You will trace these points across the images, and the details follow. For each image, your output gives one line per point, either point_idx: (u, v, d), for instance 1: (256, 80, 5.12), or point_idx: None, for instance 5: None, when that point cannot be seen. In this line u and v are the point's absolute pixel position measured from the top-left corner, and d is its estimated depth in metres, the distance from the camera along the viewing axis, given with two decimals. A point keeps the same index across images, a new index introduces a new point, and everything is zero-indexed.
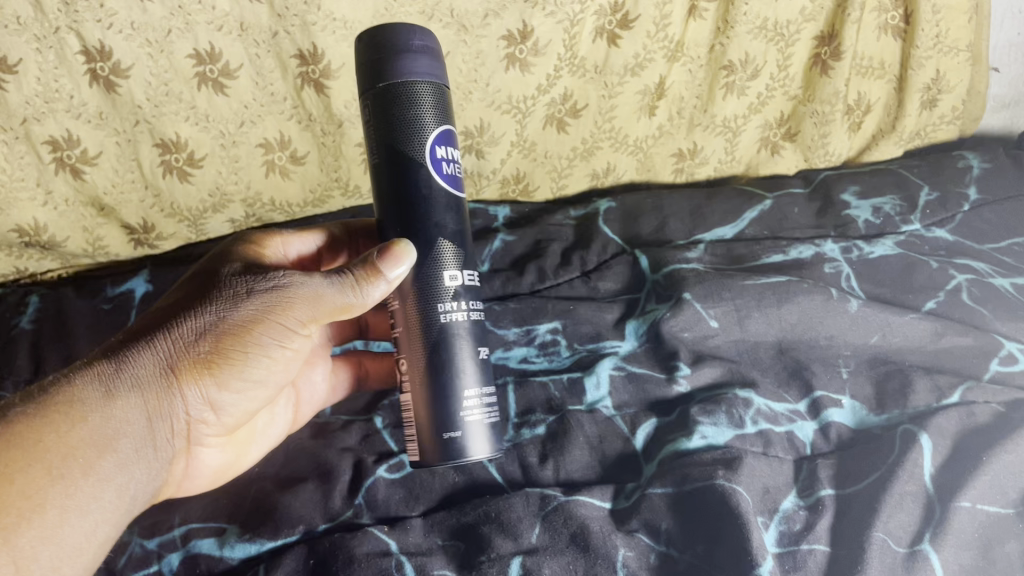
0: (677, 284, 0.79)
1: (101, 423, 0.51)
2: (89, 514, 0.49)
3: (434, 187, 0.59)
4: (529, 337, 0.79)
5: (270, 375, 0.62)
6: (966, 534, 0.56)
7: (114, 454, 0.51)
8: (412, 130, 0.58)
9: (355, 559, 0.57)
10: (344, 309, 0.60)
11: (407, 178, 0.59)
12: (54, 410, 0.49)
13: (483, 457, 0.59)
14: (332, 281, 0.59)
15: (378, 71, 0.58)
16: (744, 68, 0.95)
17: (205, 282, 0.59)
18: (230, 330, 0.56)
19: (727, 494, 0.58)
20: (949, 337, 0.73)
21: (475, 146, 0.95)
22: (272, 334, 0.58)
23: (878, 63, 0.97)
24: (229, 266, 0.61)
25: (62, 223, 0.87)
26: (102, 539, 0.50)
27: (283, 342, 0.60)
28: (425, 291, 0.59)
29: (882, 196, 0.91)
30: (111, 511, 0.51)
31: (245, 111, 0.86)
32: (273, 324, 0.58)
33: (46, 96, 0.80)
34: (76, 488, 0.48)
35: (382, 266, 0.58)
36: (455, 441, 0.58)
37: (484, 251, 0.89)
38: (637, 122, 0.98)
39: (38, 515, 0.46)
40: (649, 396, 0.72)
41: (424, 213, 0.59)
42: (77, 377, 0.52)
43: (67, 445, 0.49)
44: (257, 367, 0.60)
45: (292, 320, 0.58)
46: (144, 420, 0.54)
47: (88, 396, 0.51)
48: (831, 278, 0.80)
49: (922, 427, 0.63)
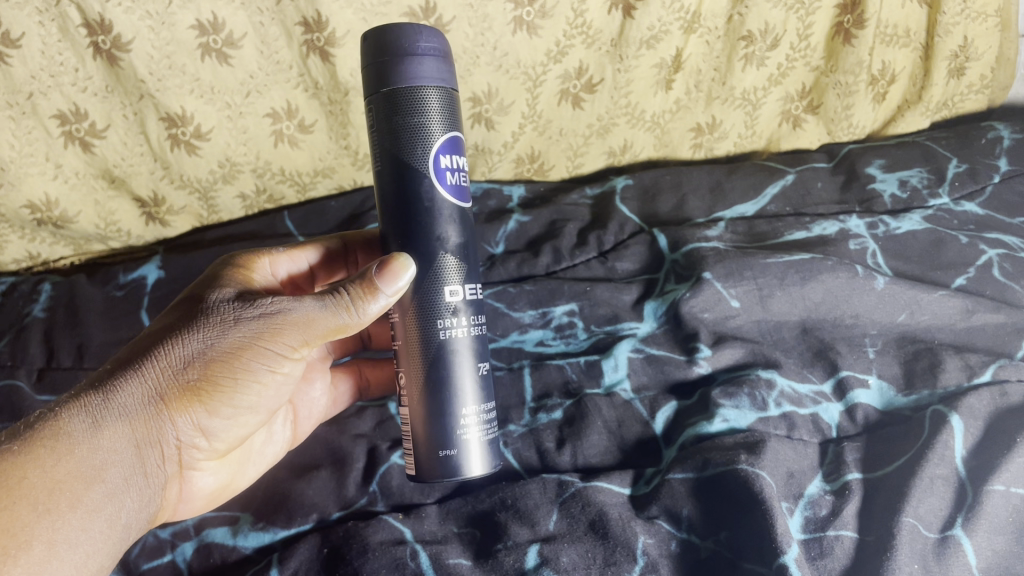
0: (697, 263, 0.77)
1: (88, 454, 0.50)
2: (79, 546, 0.48)
3: (438, 198, 0.57)
4: (545, 319, 0.77)
5: (262, 398, 0.59)
6: (1000, 519, 0.54)
7: (102, 485, 0.50)
8: (416, 138, 0.56)
9: (369, 547, 0.55)
10: (340, 330, 0.58)
11: (410, 189, 0.57)
12: (39, 445, 0.49)
13: (480, 474, 0.59)
14: (324, 302, 0.57)
15: (383, 75, 0.56)
16: (764, 39, 0.93)
17: (192, 307, 0.57)
18: (219, 357, 0.54)
19: (750, 479, 0.56)
20: (980, 315, 0.70)
21: (484, 115, 0.93)
22: (261, 360, 0.56)
23: (902, 31, 0.94)
24: (218, 291, 0.58)
25: (73, 197, 0.86)
26: (95, 568, 0.49)
27: (274, 366, 0.57)
28: (425, 306, 0.58)
29: (909, 169, 0.88)
30: (101, 541, 0.50)
31: (250, 81, 0.85)
32: (264, 350, 0.56)
33: (50, 69, 0.79)
34: (63, 521, 0.47)
35: (379, 282, 0.56)
36: (451, 458, 0.58)
37: (499, 231, 0.87)
38: (654, 96, 0.95)
39: (25, 552, 0.45)
40: (668, 378, 0.70)
41: (428, 227, 0.57)
42: (63, 409, 0.51)
43: (52, 480, 0.48)
44: (250, 392, 0.57)
45: (282, 344, 0.56)
46: (131, 449, 0.52)
47: (73, 429, 0.50)
48: (857, 255, 0.77)
49: (952, 408, 0.60)
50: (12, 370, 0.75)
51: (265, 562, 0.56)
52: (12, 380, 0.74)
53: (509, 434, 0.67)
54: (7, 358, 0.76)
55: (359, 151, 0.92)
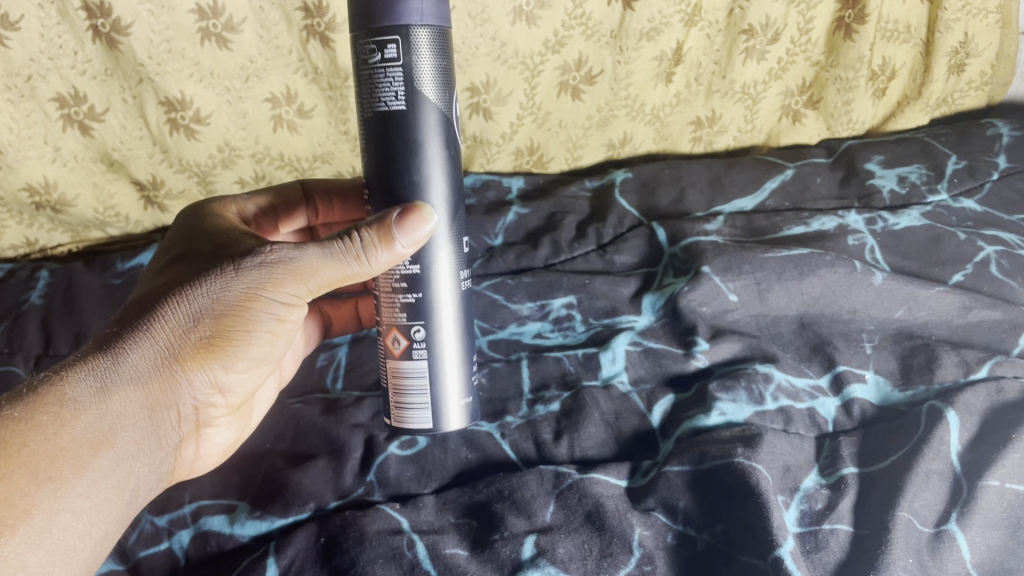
0: (695, 257, 0.77)
1: (95, 419, 0.50)
2: (82, 514, 0.48)
3: (432, 152, 0.55)
4: (543, 311, 0.78)
5: (273, 346, 0.60)
6: (993, 513, 0.54)
7: (111, 450, 0.50)
8: (410, 86, 0.53)
9: (366, 537, 0.55)
10: (349, 278, 0.57)
11: (403, 143, 0.54)
12: (44, 410, 0.49)
13: (477, 415, 0.63)
14: (329, 251, 0.55)
15: (374, 15, 0.52)
16: (764, 32, 0.93)
17: (196, 263, 0.57)
18: (226, 310, 0.55)
19: (746, 473, 0.56)
20: (977, 311, 0.71)
21: (482, 104, 0.93)
22: (269, 310, 0.56)
23: (903, 26, 0.94)
24: (213, 245, 0.59)
25: (71, 180, 0.86)
26: (101, 535, 0.49)
27: (282, 316, 0.58)
28: (434, 254, 0.58)
29: (908, 165, 0.88)
30: (107, 507, 0.50)
31: (250, 65, 0.85)
32: (268, 300, 0.56)
33: (49, 52, 0.79)
34: (66, 489, 0.47)
35: (397, 233, 0.54)
36: (468, 404, 0.62)
37: (498, 223, 0.87)
38: (654, 89, 0.95)
39: (23, 522, 0.45)
40: (666, 371, 0.70)
41: (416, 178, 0.55)
42: (70, 373, 0.51)
43: (55, 447, 0.48)
44: (260, 343, 0.58)
45: (285, 295, 0.56)
46: (143, 412, 0.53)
47: (80, 393, 0.50)
48: (854, 250, 0.78)
49: (948, 404, 0.60)
50: (9, 357, 0.74)
51: (260, 552, 0.55)
52: (10, 367, 0.73)
53: (506, 425, 0.67)
54: (4, 345, 0.76)
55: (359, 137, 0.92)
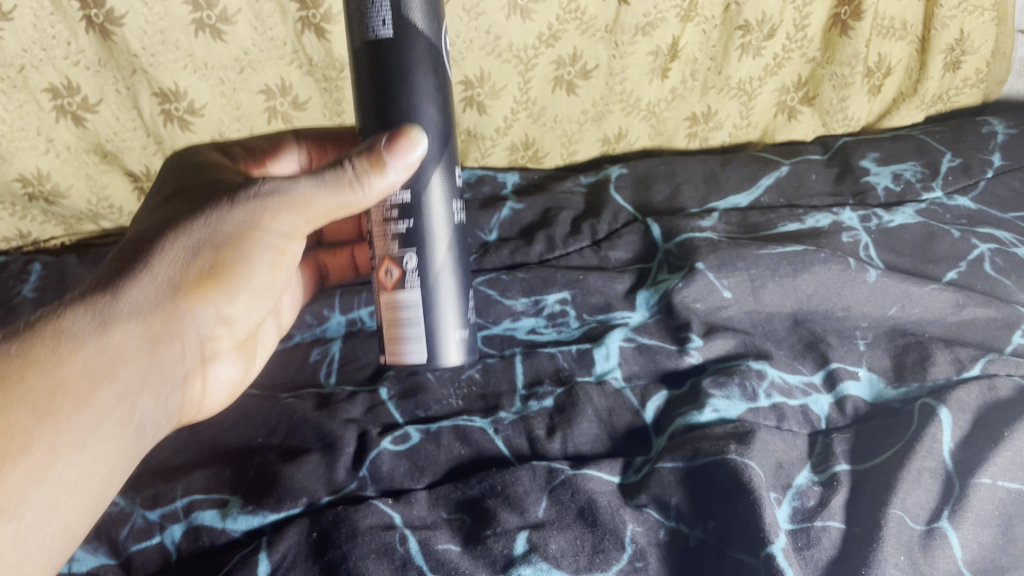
0: (689, 254, 0.77)
1: (96, 353, 0.48)
2: (87, 448, 0.46)
3: (423, 82, 0.54)
4: (537, 307, 0.77)
5: (269, 278, 0.60)
6: (985, 511, 0.54)
7: (113, 384, 0.48)
8: (400, 12, 0.52)
9: (358, 532, 0.55)
10: (342, 208, 0.56)
11: (395, 72, 0.53)
12: (42, 342, 0.46)
13: (474, 355, 0.62)
14: (324, 180, 0.54)
15: None
16: (760, 28, 0.92)
17: (190, 199, 0.57)
18: (224, 241, 0.54)
19: (738, 470, 0.56)
20: (970, 308, 0.71)
21: (476, 98, 0.93)
22: (266, 241, 0.56)
23: (899, 23, 0.94)
24: (207, 182, 0.58)
25: (64, 172, 0.86)
26: (106, 473, 0.47)
27: (280, 247, 0.57)
28: (428, 184, 0.56)
29: (903, 163, 0.88)
30: (113, 444, 0.48)
31: (244, 57, 0.84)
32: (265, 230, 0.55)
33: (42, 43, 0.79)
34: (69, 422, 0.45)
35: (388, 157, 0.53)
36: (463, 339, 0.60)
37: (492, 219, 0.87)
38: (649, 84, 0.95)
39: (25, 455, 0.43)
40: (660, 367, 0.70)
41: (407, 109, 0.54)
42: (67, 309, 0.49)
43: (56, 378, 0.45)
44: (258, 274, 0.58)
45: (282, 226, 0.55)
46: (146, 346, 0.51)
47: (79, 327, 0.48)
48: (850, 247, 0.77)
49: (940, 401, 0.61)
50: None
51: (253, 547, 0.55)
52: None
53: (499, 420, 0.66)
54: None
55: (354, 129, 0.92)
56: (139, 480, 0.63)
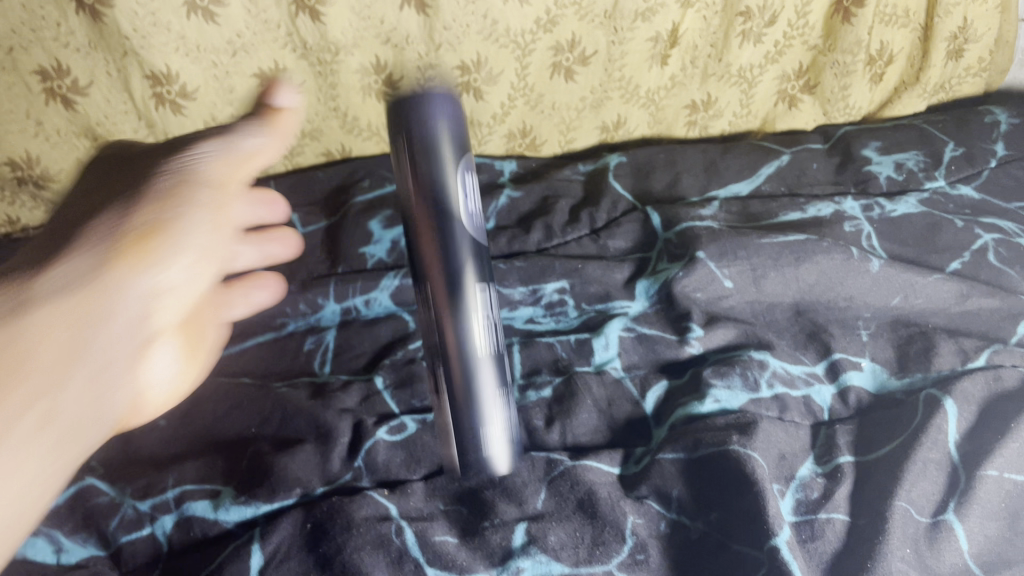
0: (689, 243, 0.76)
1: (9, 338, 0.50)
2: (11, 450, 0.48)
3: (460, 238, 0.54)
4: (535, 296, 0.76)
5: (186, 271, 0.64)
6: (992, 504, 0.54)
7: (24, 373, 0.50)
8: (437, 189, 0.54)
9: (354, 524, 0.53)
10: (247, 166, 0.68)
11: (441, 254, 0.54)
12: None
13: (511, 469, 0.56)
14: (258, 140, 0.68)
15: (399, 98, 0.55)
16: (761, 15, 0.90)
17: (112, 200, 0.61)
18: (134, 228, 0.59)
19: (742, 461, 0.55)
20: (974, 299, 0.70)
21: (473, 84, 0.91)
22: (172, 233, 0.62)
23: (902, 11, 0.91)
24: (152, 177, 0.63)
25: (54, 154, 0.87)
26: (25, 484, 0.48)
27: (179, 248, 0.63)
28: (458, 264, 0.54)
29: (905, 152, 0.87)
30: (31, 442, 0.49)
31: (237, 40, 0.83)
32: (143, 218, 0.60)
33: (32, 24, 0.77)
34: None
35: None
36: (492, 460, 0.54)
37: (490, 207, 0.86)
38: (648, 71, 0.94)
39: None
40: (660, 357, 0.69)
41: (450, 265, 0.54)
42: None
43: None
44: (172, 264, 0.62)
45: (174, 211, 0.62)
46: (66, 332, 0.53)
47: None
48: (852, 237, 0.76)
49: (946, 392, 0.60)
50: None
51: (246, 538, 0.54)
52: None
53: None
54: None
55: (348, 113, 0.92)
56: (130, 470, 0.62)
